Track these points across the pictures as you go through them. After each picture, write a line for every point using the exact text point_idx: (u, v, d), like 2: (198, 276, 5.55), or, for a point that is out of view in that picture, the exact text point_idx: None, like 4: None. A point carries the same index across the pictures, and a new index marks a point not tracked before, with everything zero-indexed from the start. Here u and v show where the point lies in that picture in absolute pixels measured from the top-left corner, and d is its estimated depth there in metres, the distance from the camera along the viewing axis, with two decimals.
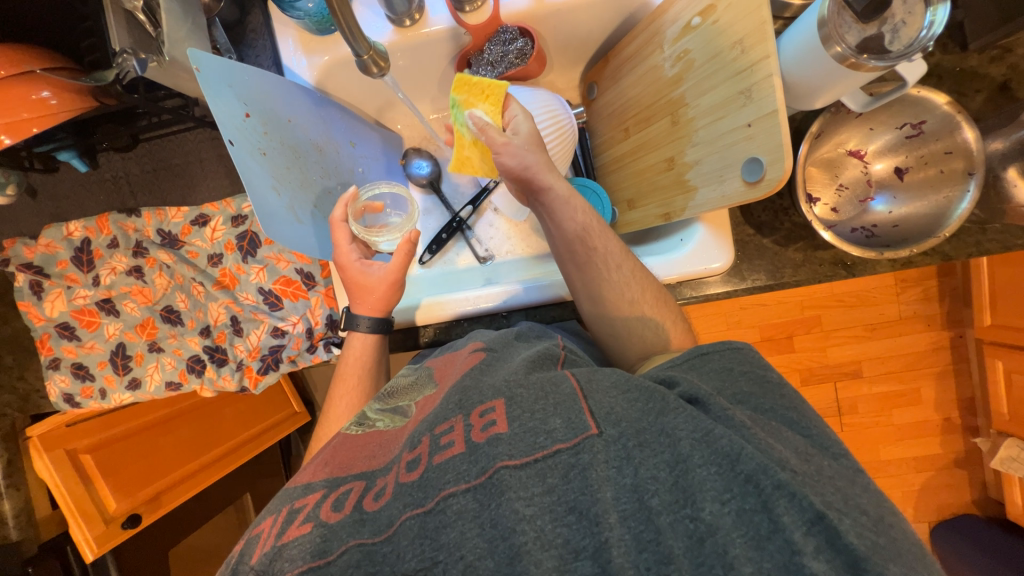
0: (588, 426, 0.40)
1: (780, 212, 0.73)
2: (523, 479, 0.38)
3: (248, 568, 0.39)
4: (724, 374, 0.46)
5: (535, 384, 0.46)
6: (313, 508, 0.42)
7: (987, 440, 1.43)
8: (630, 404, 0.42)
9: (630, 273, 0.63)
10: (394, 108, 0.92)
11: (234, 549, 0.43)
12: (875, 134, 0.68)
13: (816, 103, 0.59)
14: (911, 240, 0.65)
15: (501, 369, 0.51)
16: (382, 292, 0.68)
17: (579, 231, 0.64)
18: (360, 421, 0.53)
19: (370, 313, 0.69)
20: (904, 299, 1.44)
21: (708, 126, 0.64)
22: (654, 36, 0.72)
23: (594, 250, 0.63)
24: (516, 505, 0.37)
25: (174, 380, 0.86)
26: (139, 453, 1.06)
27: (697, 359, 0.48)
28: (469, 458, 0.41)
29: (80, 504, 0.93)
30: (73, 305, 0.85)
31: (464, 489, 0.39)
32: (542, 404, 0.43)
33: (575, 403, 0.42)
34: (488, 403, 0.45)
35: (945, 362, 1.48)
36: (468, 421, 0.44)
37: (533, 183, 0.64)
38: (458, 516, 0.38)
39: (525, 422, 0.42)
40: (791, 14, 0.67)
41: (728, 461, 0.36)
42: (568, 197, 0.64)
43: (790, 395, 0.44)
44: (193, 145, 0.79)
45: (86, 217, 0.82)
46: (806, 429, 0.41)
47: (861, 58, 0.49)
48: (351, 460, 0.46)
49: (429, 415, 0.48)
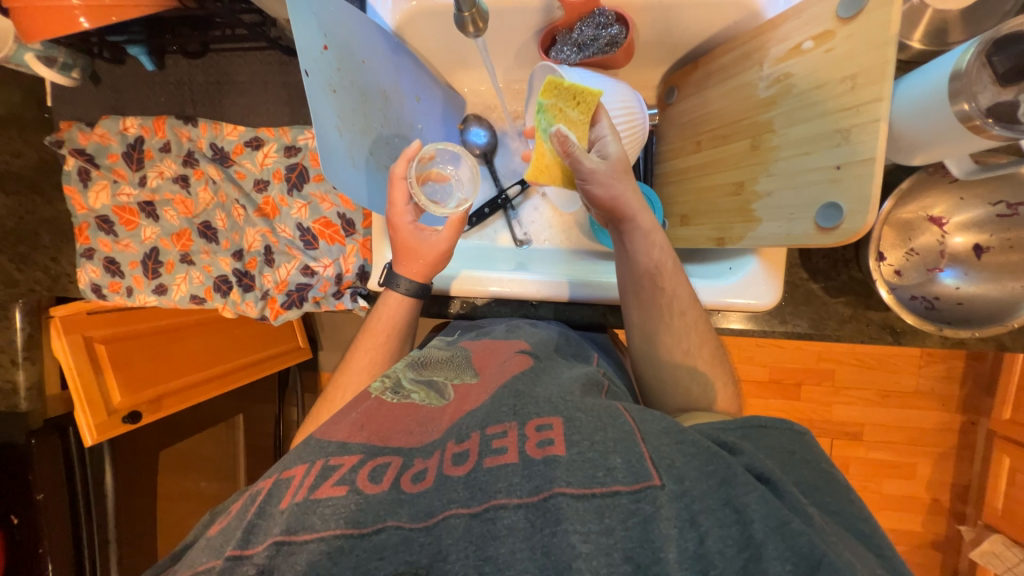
0: (651, 475, 0.38)
1: (840, 262, 0.71)
2: (580, 512, 0.37)
3: (279, 511, 0.40)
4: (786, 456, 0.44)
5: (592, 410, 0.45)
6: (348, 471, 0.42)
7: (973, 529, 1.41)
8: (688, 460, 0.40)
9: (692, 322, 0.61)
10: (463, 69, 0.88)
11: (266, 484, 0.44)
12: (964, 206, 0.64)
13: (914, 160, 0.56)
14: (975, 322, 0.63)
15: (551, 385, 0.50)
16: (434, 255, 0.67)
17: (651, 266, 0.62)
18: (395, 389, 0.52)
19: (409, 276, 0.68)
20: (924, 373, 1.39)
21: (792, 158, 0.61)
22: (754, 51, 0.67)
23: (662, 290, 0.61)
24: (573, 538, 0.36)
25: (199, 294, 0.87)
26: (149, 353, 1.09)
27: (754, 430, 0.46)
28: (523, 471, 0.40)
29: (88, 389, 0.96)
30: (116, 200, 0.86)
31: (516, 504, 0.38)
32: (602, 436, 0.42)
33: (634, 445, 0.41)
34: (545, 417, 0.44)
35: (949, 444, 1.43)
36: (523, 431, 0.43)
37: (616, 210, 0.61)
38: (509, 532, 0.37)
39: (584, 450, 0.41)
40: (909, 57, 0.63)
41: (808, 565, 0.33)
42: (648, 231, 0.62)
43: (859, 504, 0.42)
44: (260, 66, 0.80)
45: (144, 116, 0.83)
46: (880, 548, 0.39)
47: (986, 122, 0.46)
48: (388, 431, 0.46)
49: (477, 409, 0.47)
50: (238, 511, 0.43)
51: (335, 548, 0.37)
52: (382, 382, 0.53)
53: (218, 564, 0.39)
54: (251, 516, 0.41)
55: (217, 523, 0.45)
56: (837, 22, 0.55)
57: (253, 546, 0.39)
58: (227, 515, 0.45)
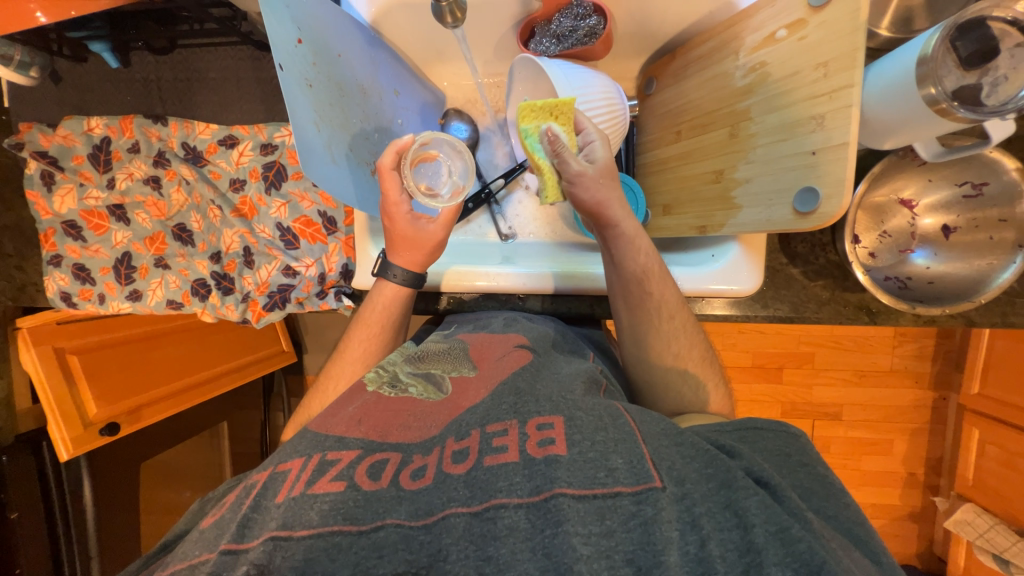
0: (652, 477, 0.39)
1: (818, 247, 0.73)
2: (581, 513, 0.37)
3: (276, 505, 0.40)
4: (782, 458, 0.45)
5: (594, 411, 0.45)
6: (347, 467, 0.42)
7: (946, 500, 1.47)
8: (687, 462, 0.41)
9: (681, 325, 0.62)
10: (442, 63, 0.87)
11: (261, 477, 0.44)
12: (932, 188, 0.67)
13: (885, 144, 0.58)
14: (945, 300, 0.65)
15: (555, 379, 0.51)
16: (430, 246, 0.66)
17: (637, 273, 0.62)
18: (392, 383, 0.52)
19: (405, 265, 0.67)
20: (898, 352, 1.44)
21: (770, 145, 0.62)
22: (731, 41, 0.68)
23: (650, 295, 0.62)
24: (574, 540, 0.36)
25: (176, 299, 0.84)
26: (126, 363, 1.05)
27: (750, 432, 0.47)
28: (524, 471, 0.40)
29: (61, 402, 0.93)
30: (83, 205, 0.82)
31: (516, 504, 0.38)
32: (604, 435, 0.42)
33: (636, 446, 0.41)
34: (546, 416, 0.44)
35: (923, 420, 1.49)
36: (524, 430, 0.43)
37: (601, 217, 0.61)
38: (510, 532, 0.37)
39: (585, 451, 0.41)
40: (875, 46, 0.65)
41: (808, 569, 0.34)
42: (633, 237, 0.61)
43: (854, 508, 0.42)
44: (231, 61, 0.78)
45: (110, 116, 0.79)
46: (876, 555, 0.39)
47: (952, 104, 0.48)
48: (386, 427, 0.46)
49: (478, 405, 0.47)
50: (232, 503, 0.43)
51: (331, 546, 0.37)
52: (379, 375, 0.54)
53: (211, 559, 0.38)
54: (246, 509, 0.40)
55: (210, 516, 0.44)
56: (809, 10, 0.56)
57: (248, 540, 0.38)
58: (220, 507, 0.45)
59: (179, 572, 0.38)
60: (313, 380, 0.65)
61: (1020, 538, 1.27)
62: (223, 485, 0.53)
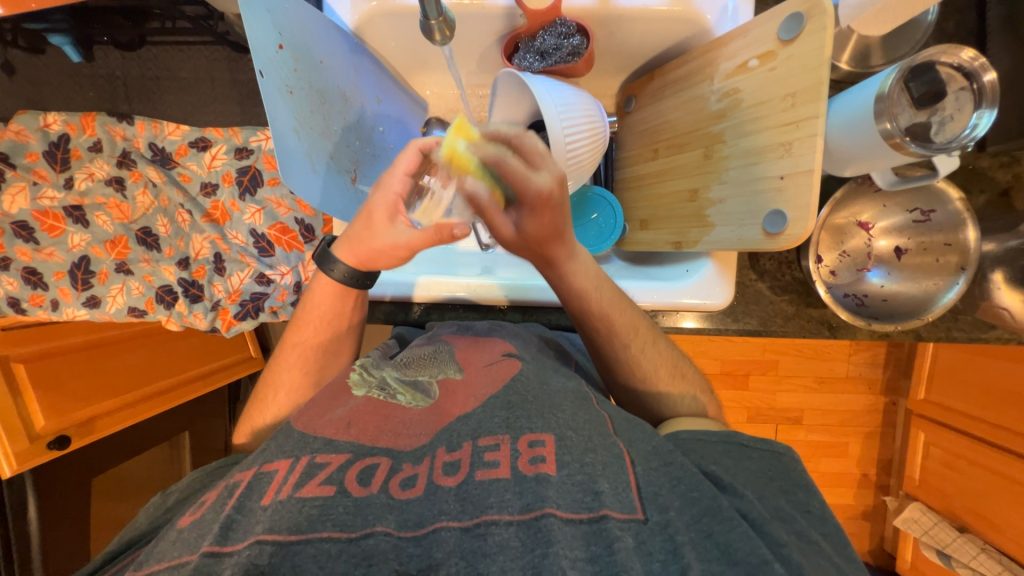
0: (635, 508, 0.40)
1: (784, 264, 0.77)
2: (569, 537, 0.38)
3: (261, 506, 0.40)
4: (765, 480, 0.47)
5: (585, 428, 0.46)
6: (337, 470, 0.42)
7: (895, 499, 1.56)
8: (673, 489, 0.43)
9: (631, 351, 0.61)
10: (424, 72, 0.87)
11: (246, 476, 0.43)
12: (886, 213, 0.72)
13: (846, 171, 0.62)
14: (898, 317, 0.70)
15: (546, 391, 0.51)
16: (380, 245, 0.57)
17: (597, 306, 0.60)
18: (382, 386, 0.53)
19: (349, 262, 0.59)
20: (854, 360, 1.53)
21: (742, 168, 0.65)
22: (705, 66, 0.71)
23: (603, 322, 0.60)
24: (563, 562, 0.36)
25: (138, 306, 0.80)
26: (78, 372, 0.99)
27: (734, 448, 0.50)
28: (515, 488, 0.41)
29: (5, 415, 0.87)
30: (36, 205, 0.77)
31: (507, 521, 0.39)
32: (592, 457, 0.43)
33: (622, 472, 0.43)
34: (538, 434, 0.45)
35: (875, 424, 1.58)
36: (517, 447, 0.44)
37: (547, 255, 0.56)
38: (501, 549, 0.37)
39: (575, 473, 0.42)
40: (839, 77, 0.70)
41: None
42: (584, 261, 0.59)
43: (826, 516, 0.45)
44: (206, 61, 0.75)
45: (70, 112, 0.75)
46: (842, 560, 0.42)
47: (905, 140, 0.52)
48: (377, 431, 0.47)
49: (470, 415, 0.48)
50: (214, 502, 0.42)
51: (321, 552, 0.37)
52: (365, 378, 0.54)
53: (194, 560, 0.37)
54: (230, 509, 0.40)
55: (188, 513, 0.43)
56: (779, 43, 0.60)
57: (232, 542, 0.38)
58: (199, 505, 0.44)
59: (161, 571, 0.38)
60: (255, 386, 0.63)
61: (959, 533, 1.37)
62: (188, 477, 0.52)
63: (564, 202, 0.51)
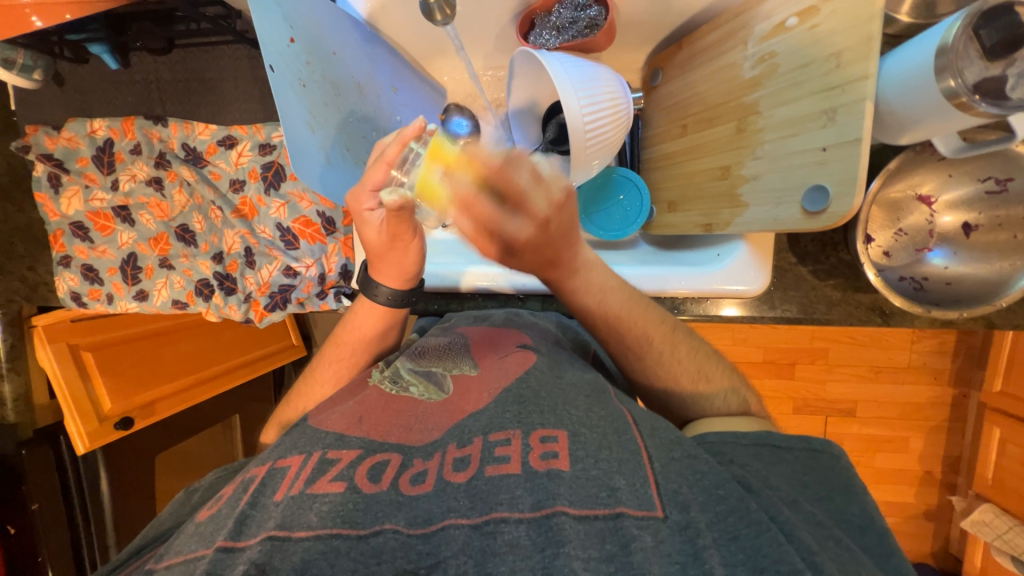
0: (654, 506, 0.38)
1: (829, 246, 0.70)
2: (580, 534, 0.37)
3: (274, 502, 0.41)
4: (800, 487, 0.44)
5: (601, 425, 0.45)
6: (347, 467, 0.43)
7: (964, 500, 1.43)
8: (695, 486, 0.40)
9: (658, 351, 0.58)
10: (441, 57, 0.85)
11: (260, 472, 0.45)
12: (953, 183, 0.64)
13: (902, 139, 0.55)
14: (962, 302, 0.62)
15: (559, 385, 0.49)
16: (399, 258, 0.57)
17: (606, 317, 0.58)
18: (394, 379, 0.54)
19: (392, 284, 0.60)
20: (918, 348, 1.39)
21: (777, 141, 0.59)
22: (739, 29, 0.64)
23: (626, 335, 0.57)
24: (574, 563, 0.35)
25: (181, 299, 0.86)
26: (139, 359, 1.08)
27: (768, 450, 0.46)
28: (526, 484, 0.39)
29: (76, 397, 0.96)
30: (89, 206, 0.84)
31: (518, 518, 0.38)
32: (607, 454, 0.42)
33: (640, 468, 0.41)
34: (550, 429, 0.44)
35: (942, 418, 1.44)
36: (528, 442, 0.43)
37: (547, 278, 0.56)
38: (511, 548, 0.36)
39: (588, 467, 0.40)
40: (897, 31, 0.61)
41: None
42: (591, 283, 0.56)
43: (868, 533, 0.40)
44: (228, 60, 0.78)
45: (112, 117, 0.80)
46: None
47: (974, 99, 0.46)
48: (387, 428, 0.47)
49: (482, 411, 0.47)
50: (229, 498, 0.44)
51: (331, 549, 0.37)
52: (382, 372, 0.56)
53: (209, 555, 0.38)
54: (244, 506, 0.41)
55: (207, 508, 0.45)
56: None
57: (244, 538, 0.39)
58: (217, 501, 0.46)
59: (175, 566, 0.40)
60: (290, 388, 0.65)
61: None
62: (208, 476, 0.55)
63: (547, 239, 0.48)
